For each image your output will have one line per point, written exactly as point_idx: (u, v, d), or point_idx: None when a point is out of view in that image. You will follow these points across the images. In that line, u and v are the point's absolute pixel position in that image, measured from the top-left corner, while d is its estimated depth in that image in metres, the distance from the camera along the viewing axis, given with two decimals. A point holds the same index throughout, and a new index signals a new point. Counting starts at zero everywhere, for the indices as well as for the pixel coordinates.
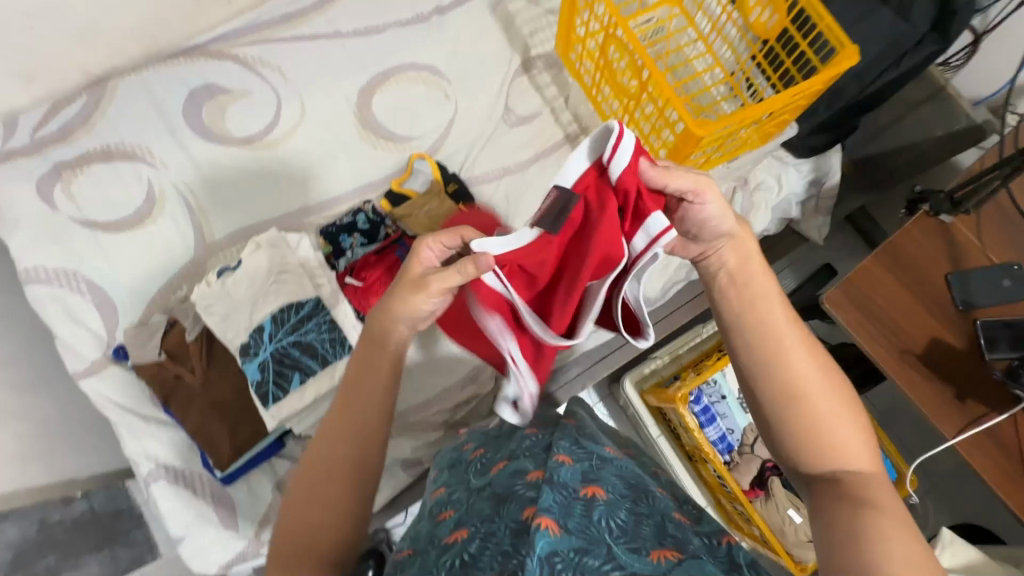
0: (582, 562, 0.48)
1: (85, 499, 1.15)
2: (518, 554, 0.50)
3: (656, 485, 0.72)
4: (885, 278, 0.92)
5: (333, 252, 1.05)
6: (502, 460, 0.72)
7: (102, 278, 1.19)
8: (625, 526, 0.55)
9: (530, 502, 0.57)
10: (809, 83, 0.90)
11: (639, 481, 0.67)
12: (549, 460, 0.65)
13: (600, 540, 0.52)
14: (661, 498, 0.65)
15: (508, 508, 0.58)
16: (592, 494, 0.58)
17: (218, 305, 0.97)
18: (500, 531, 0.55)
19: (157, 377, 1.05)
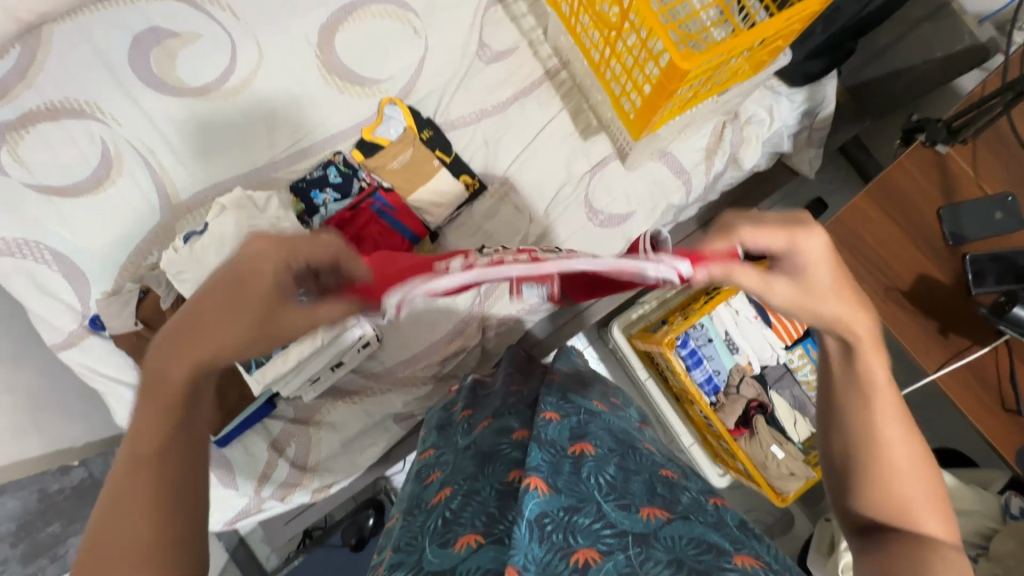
0: (572, 522, 0.48)
1: (83, 467, 1.13)
2: (504, 519, 0.50)
3: (649, 443, 0.73)
4: (874, 214, 0.90)
5: (305, 210, 1.13)
6: (487, 419, 0.72)
7: (68, 247, 1.14)
8: (614, 483, 0.55)
9: (517, 463, 0.58)
10: (805, 4, 0.82)
11: (626, 437, 0.69)
12: (536, 417, 0.67)
13: (588, 496, 0.52)
14: (651, 457, 0.67)
15: (492, 468, 0.59)
16: (579, 451, 0.59)
17: (188, 272, 0.94)
18: (483, 490, 0.56)
19: (136, 347, 1.04)
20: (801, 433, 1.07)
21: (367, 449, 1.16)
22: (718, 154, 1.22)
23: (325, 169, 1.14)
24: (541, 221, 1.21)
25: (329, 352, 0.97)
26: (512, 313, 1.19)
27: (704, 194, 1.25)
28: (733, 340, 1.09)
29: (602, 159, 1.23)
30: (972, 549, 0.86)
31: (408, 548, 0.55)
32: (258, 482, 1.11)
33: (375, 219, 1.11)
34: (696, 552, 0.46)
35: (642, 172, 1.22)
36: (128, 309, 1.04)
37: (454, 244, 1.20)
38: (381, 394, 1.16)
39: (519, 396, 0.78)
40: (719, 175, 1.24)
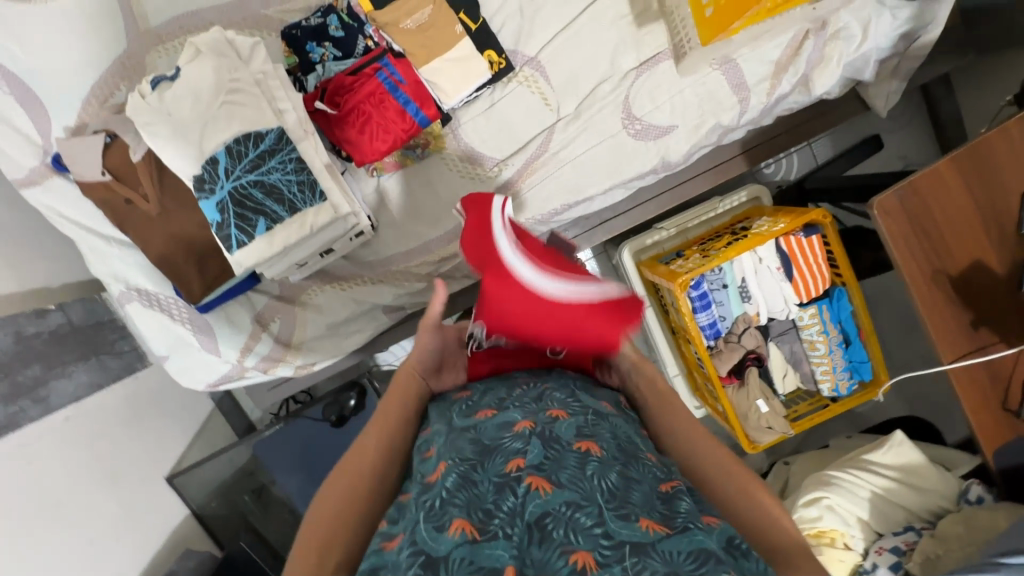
0: (573, 521, 0.47)
1: (60, 312, 1.08)
2: (499, 514, 0.49)
3: (543, 417, 0.59)
4: (953, 184, 0.78)
5: (300, 65, 0.95)
6: (489, 405, 0.65)
7: (18, 66, 0.97)
8: (617, 489, 0.50)
9: (516, 454, 0.54)
10: None
11: (496, 427, 0.59)
12: (540, 411, 0.61)
13: (593, 495, 0.49)
14: (573, 453, 0.54)
15: (491, 459, 0.55)
16: (585, 450, 0.55)
17: (159, 125, 0.80)
18: (482, 482, 0.53)
19: (106, 200, 0.93)
20: (787, 386, 1.07)
21: (353, 335, 1.13)
22: (789, 71, 1.04)
23: (325, 17, 0.94)
24: (569, 121, 1.06)
25: (318, 240, 0.87)
26: (521, 220, 1.08)
27: (758, 118, 1.09)
28: (747, 289, 1.03)
29: (654, 55, 1.04)
30: (920, 524, 0.91)
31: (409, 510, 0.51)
32: (241, 351, 1.10)
33: (382, 91, 0.95)
34: (694, 565, 0.43)
35: (696, 79, 1.04)
36: (93, 155, 0.92)
37: (467, 132, 1.05)
38: (371, 284, 1.10)
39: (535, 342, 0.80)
40: (783, 98, 1.07)
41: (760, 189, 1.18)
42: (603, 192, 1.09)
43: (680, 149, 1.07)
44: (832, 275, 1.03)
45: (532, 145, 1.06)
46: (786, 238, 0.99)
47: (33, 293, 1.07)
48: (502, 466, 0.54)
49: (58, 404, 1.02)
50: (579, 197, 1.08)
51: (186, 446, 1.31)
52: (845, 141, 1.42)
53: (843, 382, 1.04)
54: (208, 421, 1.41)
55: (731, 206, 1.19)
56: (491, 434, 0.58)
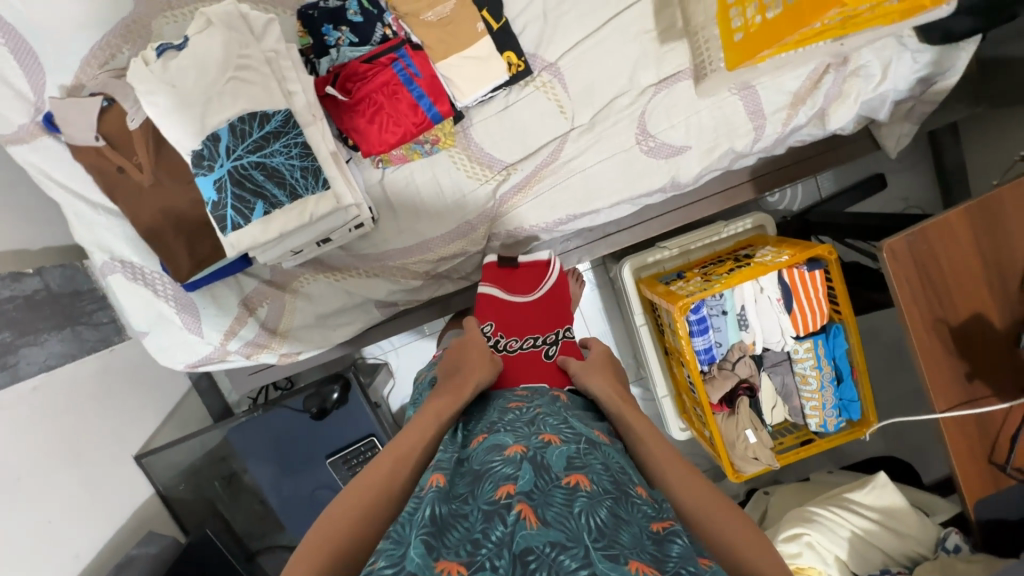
0: (556, 563, 0.45)
1: (38, 276, 1.04)
2: (488, 544, 0.48)
3: (533, 444, 0.61)
4: (964, 235, 0.77)
5: (313, 47, 0.92)
6: (482, 435, 0.68)
7: (15, 17, 0.93)
8: (605, 527, 0.50)
9: (506, 481, 0.54)
10: None
11: (487, 457, 0.60)
12: (532, 439, 0.62)
13: (578, 533, 0.48)
14: (561, 488, 0.54)
15: (481, 488, 0.55)
16: (574, 485, 0.55)
17: (160, 95, 0.77)
18: (471, 514, 0.52)
19: (96, 166, 0.89)
20: (774, 418, 1.07)
21: (342, 327, 1.10)
22: (806, 104, 1.04)
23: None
24: (583, 131, 1.04)
25: (317, 230, 0.85)
26: (525, 227, 1.07)
27: (771, 147, 1.08)
28: (746, 317, 1.02)
29: (674, 74, 1.03)
30: (895, 568, 0.91)
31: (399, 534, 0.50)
32: (225, 334, 1.07)
33: (395, 83, 0.92)
34: None
35: (714, 102, 1.03)
36: (88, 119, 0.88)
37: (479, 132, 1.03)
38: (365, 277, 1.07)
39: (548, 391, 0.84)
40: (797, 129, 1.07)
41: (766, 218, 1.17)
42: (610, 206, 1.07)
43: (690, 171, 1.06)
44: (831, 311, 1.02)
45: (544, 152, 1.04)
46: (788, 270, 0.98)
47: (9, 254, 1.02)
48: (490, 494, 0.54)
49: (27, 373, 0.98)
50: (585, 209, 1.06)
51: (158, 426, 1.27)
52: (850, 177, 1.43)
53: (831, 419, 1.04)
54: (183, 402, 1.37)
55: (735, 232, 1.19)
56: (481, 464, 0.59)
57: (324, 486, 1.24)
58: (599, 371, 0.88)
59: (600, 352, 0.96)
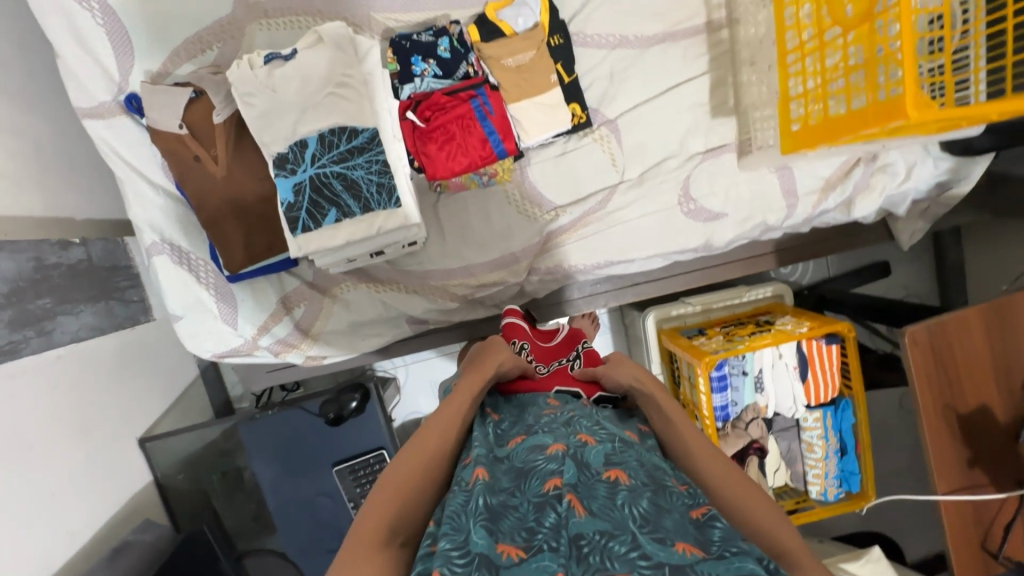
0: (608, 547, 0.50)
1: (83, 247, 1.05)
2: (543, 532, 0.52)
3: (572, 444, 0.64)
4: (977, 331, 0.85)
5: (400, 74, 0.98)
6: (520, 435, 0.70)
7: (118, 2, 0.97)
8: (648, 514, 0.54)
9: (553, 475, 0.58)
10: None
11: (529, 455, 0.63)
12: (570, 436, 0.66)
13: (624, 522, 0.53)
14: (602, 483, 0.58)
15: (528, 482, 0.59)
16: (614, 479, 0.59)
17: (259, 98, 0.82)
18: (522, 505, 0.56)
19: (173, 153, 0.92)
20: (776, 481, 1.12)
21: (372, 338, 1.13)
22: (836, 190, 1.12)
23: (437, 37, 0.98)
24: (631, 185, 1.11)
25: (378, 243, 0.88)
26: (564, 266, 1.12)
27: (799, 224, 1.16)
28: (762, 381, 1.07)
29: (720, 145, 1.11)
30: None
31: (455, 514, 0.54)
32: (258, 330, 1.09)
33: (470, 117, 0.99)
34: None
35: (754, 177, 1.11)
36: (174, 107, 0.92)
37: (535, 172, 1.09)
38: (405, 293, 1.10)
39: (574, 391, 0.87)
40: (824, 212, 1.15)
41: (785, 288, 1.24)
42: (645, 257, 1.13)
43: (724, 236, 1.13)
44: (841, 386, 1.08)
45: (593, 200, 1.10)
46: (807, 342, 1.04)
47: (59, 221, 1.04)
48: (539, 487, 0.58)
49: (59, 341, 0.98)
50: (622, 257, 1.12)
51: (164, 411, 1.26)
52: (859, 261, 1.52)
53: (831, 489, 1.09)
54: (189, 389, 1.36)
55: (755, 297, 1.25)
56: (524, 463, 0.62)
57: (324, 493, 1.22)
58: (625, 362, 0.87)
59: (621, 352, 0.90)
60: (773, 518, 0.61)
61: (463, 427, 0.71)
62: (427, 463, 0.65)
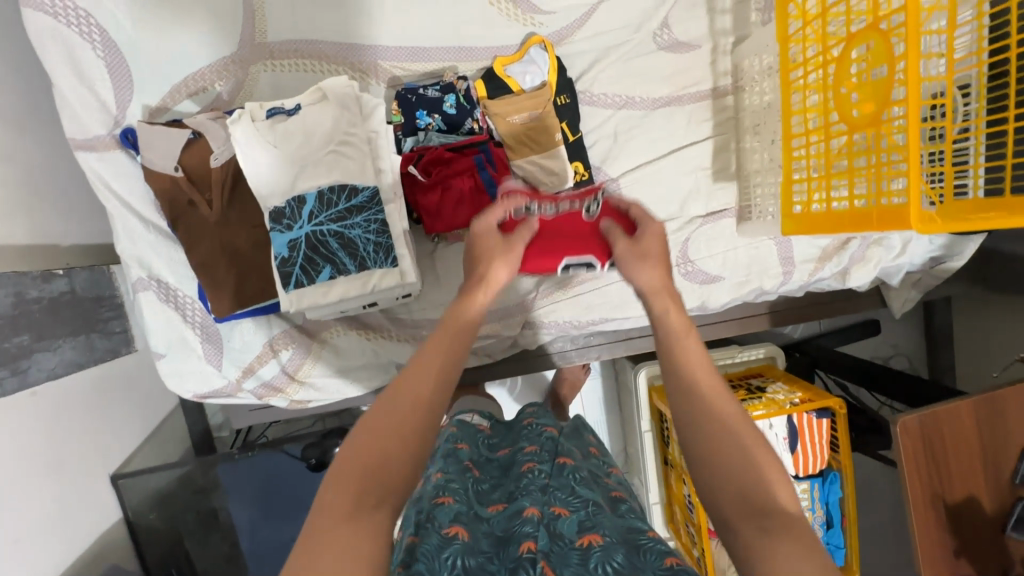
0: None
1: (67, 279, 1.02)
2: None
3: (548, 512, 0.65)
4: (968, 422, 0.85)
5: (403, 126, 0.98)
6: (500, 502, 0.71)
7: (121, 36, 0.96)
8: (621, 569, 0.55)
9: (528, 539, 0.59)
10: None
11: (508, 522, 0.64)
12: (546, 505, 0.67)
13: None
14: (575, 550, 0.59)
15: (506, 550, 0.60)
16: (587, 542, 0.59)
17: (259, 151, 0.80)
18: (498, 570, 0.58)
19: (167, 195, 0.90)
20: None
21: (359, 385, 1.10)
22: (832, 260, 1.13)
23: (443, 92, 0.97)
24: None
25: (373, 300, 0.86)
26: (558, 322, 1.11)
27: (795, 290, 1.17)
28: None
29: (720, 209, 1.12)
30: None
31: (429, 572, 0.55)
32: (242, 372, 1.06)
33: None
34: None
35: (752, 242, 1.11)
36: (171, 148, 0.90)
37: None
38: (396, 342, 1.09)
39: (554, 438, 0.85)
40: (818, 281, 1.15)
41: (776, 350, 1.24)
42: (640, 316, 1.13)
43: (720, 299, 1.12)
44: (829, 459, 1.08)
45: None
46: (798, 415, 1.04)
47: (44, 252, 1.01)
48: (514, 551, 0.58)
49: (35, 381, 0.94)
50: (617, 314, 1.12)
51: (140, 444, 1.22)
52: (849, 319, 1.54)
53: None
54: (166, 420, 1.32)
55: (746, 358, 1.25)
56: (503, 529, 0.64)
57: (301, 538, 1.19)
58: (653, 253, 0.67)
59: (655, 240, 0.68)
60: (766, 484, 0.50)
61: (450, 372, 0.56)
62: (406, 419, 0.52)
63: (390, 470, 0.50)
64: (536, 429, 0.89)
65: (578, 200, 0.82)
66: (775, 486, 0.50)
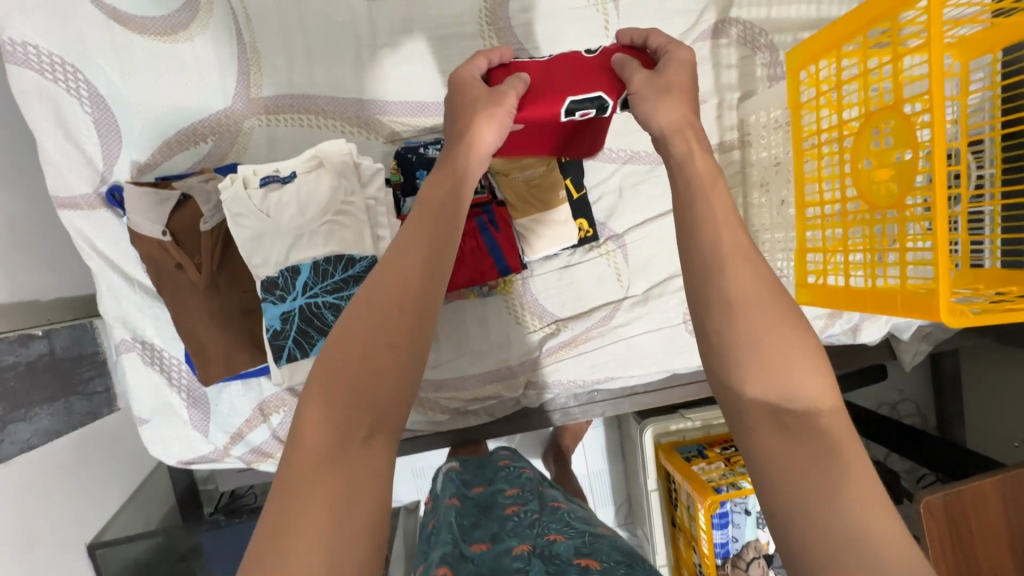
0: None
1: (45, 340, 0.97)
2: None
3: (540, 542, 0.64)
4: (993, 502, 0.82)
5: (402, 184, 0.94)
6: (484, 539, 0.68)
7: (111, 91, 0.92)
8: None
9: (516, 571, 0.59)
10: None
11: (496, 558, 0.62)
12: (539, 537, 0.66)
13: None
14: (573, 567, 0.58)
15: None
16: (585, 564, 0.58)
17: (252, 220, 0.77)
18: None
19: (154, 259, 0.86)
20: None
21: None
22: (842, 317, 1.10)
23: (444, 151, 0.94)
24: (636, 302, 1.07)
25: None
26: (561, 381, 1.07)
27: None
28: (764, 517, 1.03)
29: None
30: None
31: None
32: (230, 438, 1.01)
33: (473, 233, 0.95)
34: None
35: None
36: (158, 210, 0.85)
37: (537, 284, 1.05)
38: None
39: (532, 476, 0.84)
40: (828, 337, 1.12)
41: None
42: (647, 374, 1.09)
43: None
44: None
45: (596, 314, 1.07)
46: None
47: (22, 312, 0.95)
48: None
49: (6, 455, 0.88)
50: (623, 373, 1.07)
51: (120, 508, 1.15)
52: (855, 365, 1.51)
53: None
54: (148, 478, 1.25)
55: None
56: (491, 564, 0.61)
57: None
58: (670, 84, 0.56)
59: (680, 72, 0.57)
60: (796, 384, 0.41)
61: (424, 259, 0.46)
62: (382, 329, 0.43)
63: (371, 394, 0.42)
64: (514, 471, 0.87)
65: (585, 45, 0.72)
66: (818, 398, 0.41)
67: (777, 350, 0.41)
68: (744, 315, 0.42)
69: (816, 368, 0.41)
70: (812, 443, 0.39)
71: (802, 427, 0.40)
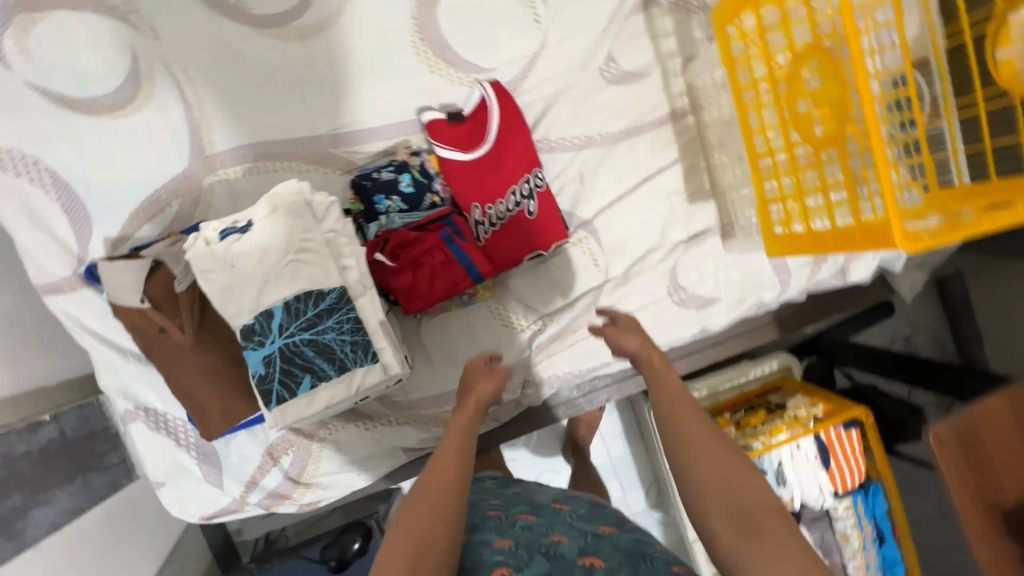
0: None
1: (54, 423, 1.00)
2: None
3: (543, 539, 0.68)
4: (1004, 418, 0.79)
5: (364, 213, 0.96)
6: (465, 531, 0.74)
7: (71, 175, 0.95)
8: None
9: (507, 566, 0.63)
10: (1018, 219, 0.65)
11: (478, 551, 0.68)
12: (541, 532, 0.70)
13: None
14: (577, 567, 0.63)
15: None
16: (587, 563, 0.63)
17: (218, 274, 0.78)
18: None
19: (138, 328, 0.88)
20: None
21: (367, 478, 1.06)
22: (828, 261, 1.08)
23: (398, 172, 0.97)
24: (617, 283, 1.07)
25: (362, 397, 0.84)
26: (558, 374, 1.07)
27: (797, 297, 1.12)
28: (784, 473, 1.01)
29: (703, 230, 1.08)
30: None
31: None
32: (245, 486, 1.03)
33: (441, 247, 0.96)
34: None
35: (741, 257, 1.08)
36: (133, 280, 0.88)
37: (516, 285, 1.06)
38: (396, 426, 1.05)
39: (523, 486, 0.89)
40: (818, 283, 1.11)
41: (791, 360, 1.19)
42: None
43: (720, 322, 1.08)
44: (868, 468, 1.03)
45: (580, 303, 1.07)
46: (825, 431, 1.00)
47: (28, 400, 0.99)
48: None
49: (34, 539, 0.89)
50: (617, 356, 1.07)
51: None
52: None
53: None
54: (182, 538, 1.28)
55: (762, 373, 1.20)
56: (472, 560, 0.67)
57: None
58: (635, 329, 0.85)
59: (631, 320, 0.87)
60: (737, 492, 0.63)
61: (464, 455, 0.69)
62: (447, 476, 0.67)
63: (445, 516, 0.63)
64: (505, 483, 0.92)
65: (526, 178, 0.97)
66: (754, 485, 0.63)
67: (707, 461, 0.65)
68: (692, 461, 0.66)
69: (744, 478, 0.64)
70: (750, 529, 0.61)
71: (751, 530, 0.61)
